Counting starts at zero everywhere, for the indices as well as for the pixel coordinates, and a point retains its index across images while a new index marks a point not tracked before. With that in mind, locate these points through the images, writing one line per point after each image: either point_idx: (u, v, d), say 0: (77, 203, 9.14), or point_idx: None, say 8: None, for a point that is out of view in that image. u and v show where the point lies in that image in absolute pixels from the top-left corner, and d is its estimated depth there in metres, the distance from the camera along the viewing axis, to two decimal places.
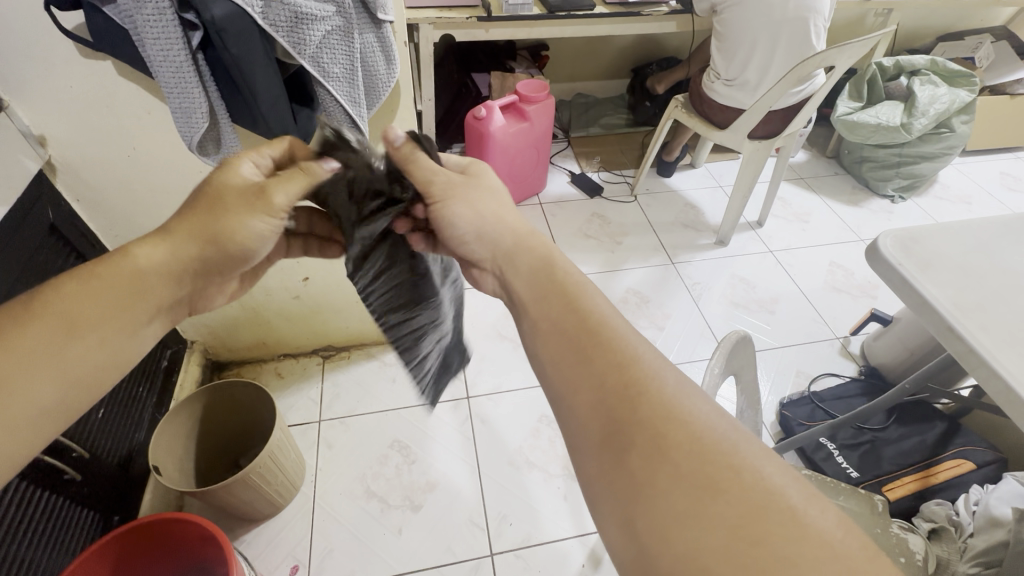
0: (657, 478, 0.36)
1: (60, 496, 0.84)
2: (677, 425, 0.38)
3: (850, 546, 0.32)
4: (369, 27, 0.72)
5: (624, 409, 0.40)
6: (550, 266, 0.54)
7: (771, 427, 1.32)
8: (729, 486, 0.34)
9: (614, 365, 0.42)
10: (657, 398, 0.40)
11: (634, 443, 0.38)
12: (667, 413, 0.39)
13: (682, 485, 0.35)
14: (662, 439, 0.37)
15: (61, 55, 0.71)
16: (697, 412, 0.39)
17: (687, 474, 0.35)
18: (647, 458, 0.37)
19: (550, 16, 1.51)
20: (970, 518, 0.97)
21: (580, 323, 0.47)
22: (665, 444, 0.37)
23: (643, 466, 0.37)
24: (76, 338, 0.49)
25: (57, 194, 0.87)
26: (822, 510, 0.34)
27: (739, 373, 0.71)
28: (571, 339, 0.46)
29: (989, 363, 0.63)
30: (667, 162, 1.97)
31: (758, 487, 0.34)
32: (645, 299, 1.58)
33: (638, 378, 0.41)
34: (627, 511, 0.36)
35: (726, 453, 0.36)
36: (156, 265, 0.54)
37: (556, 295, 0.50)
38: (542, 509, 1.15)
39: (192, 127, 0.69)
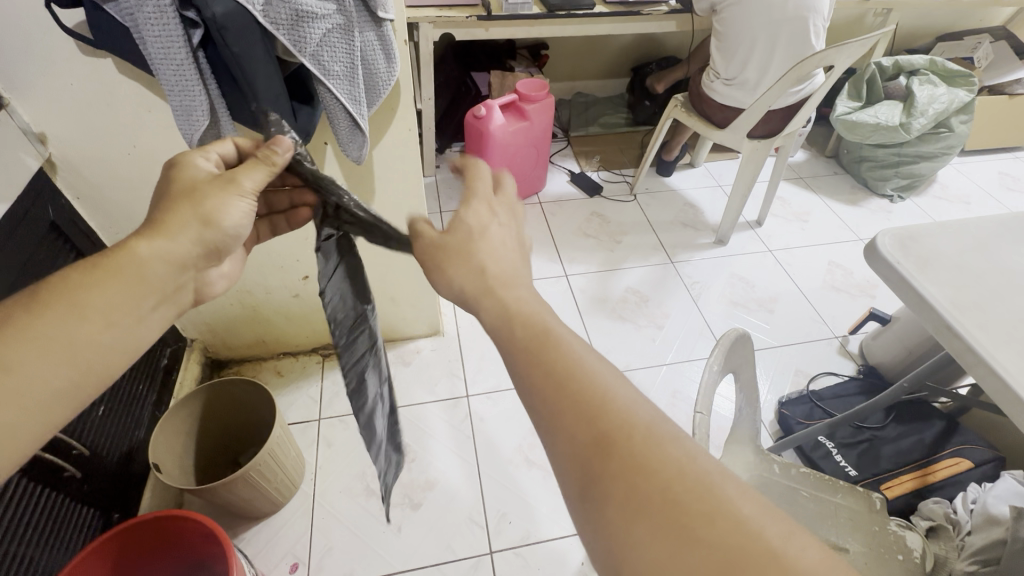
0: (636, 534, 0.35)
1: (60, 493, 0.85)
2: (651, 475, 0.36)
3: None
4: (369, 26, 0.72)
5: (597, 460, 0.37)
6: (499, 292, 0.48)
7: (770, 426, 1.33)
8: (709, 537, 0.33)
9: (583, 411, 0.39)
10: (631, 447, 0.37)
11: (609, 495, 0.36)
12: (642, 461, 0.36)
13: (661, 543, 0.34)
14: (637, 492, 0.35)
15: (62, 53, 0.71)
16: (672, 454, 0.37)
17: (666, 530, 0.34)
18: (624, 512, 0.35)
19: (550, 16, 1.51)
20: (967, 516, 0.97)
21: (543, 361, 0.43)
22: (641, 497, 0.35)
23: (620, 521, 0.35)
24: (81, 325, 0.49)
25: (57, 191, 0.87)
26: (803, 546, 0.33)
27: (737, 370, 0.71)
28: (535, 382, 0.42)
29: (986, 361, 0.63)
30: (667, 161, 1.98)
31: (739, 535, 0.33)
32: (644, 297, 1.58)
33: (609, 423, 0.38)
34: (609, 562, 0.36)
35: (705, 499, 0.35)
36: (156, 255, 0.53)
37: (518, 329, 0.45)
38: (541, 507, 1.15)
39: (193, 125, 0.70)
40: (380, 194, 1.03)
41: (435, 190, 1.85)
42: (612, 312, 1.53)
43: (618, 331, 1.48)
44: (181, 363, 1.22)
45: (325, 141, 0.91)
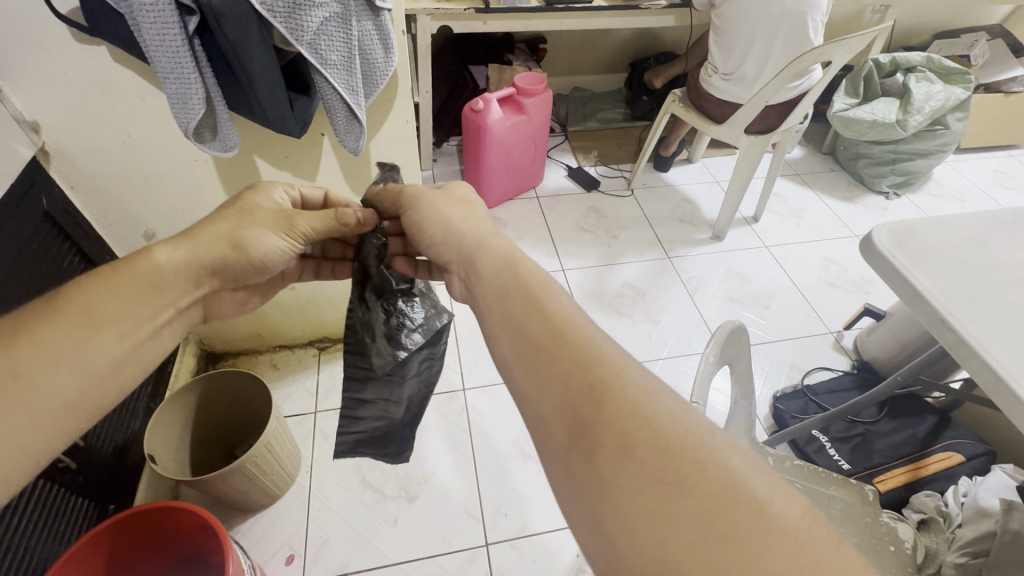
0: (625, 479, 0.34)
1: (55, 484, 0.84)
2: (642, 425, 0.36)
3: (819, 534, 0.32)
4: (367, 15, 0.72)
5: (589, 408, 0.38)
6: (517, 265, 0.52)
7: (764, 420, 1.33)
8: (696, 481, 0.33)
9: (578, 366, 0.41)
10: (622, 397, 0.38)
11: (600, 443, 0.36)
12: (633, 410, 0.37)
13: (648, 484, 0.33)
14: (628, 439, 0.36)
15: (57, 41, 0.70)
16: (663, 407, 0.38)
17: (653, 472, 0.34)
18: (615, 460, 0.35)
19: (549, 8, 1.50)
20: (958, 509, 0.98)
21: (544, 322, 0.45)
22: (631, 444, 0.35)
23: (609, 467, 0.35)
24: (99, 331, 0.51)
25: (50, 181, 0.86)
26: (791, 503, 0.33)
27: (733, 362, 0.71)
28: (536, 342, 0.44)
29: (979, 353, 0.64)
30: (665, 157, 1.97)
31: (726, 482, 0.33)
32: (642, 292, 1.59)
33: (602, 378, 0.39)
34: (597, 510, 0.35)
35: (695, 449, 0.35)
36: (178, 264, 0.57)
37: (522, 294, 0.48)
38: (536, 500, 1.16)
39: (189, 114, 0.69)
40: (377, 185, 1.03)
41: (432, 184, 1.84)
42: (608, 307, 1.53)
43: (614, 325, 1.49)
44: (176, 355, 1.22)
45: (323, 131, 0.91)
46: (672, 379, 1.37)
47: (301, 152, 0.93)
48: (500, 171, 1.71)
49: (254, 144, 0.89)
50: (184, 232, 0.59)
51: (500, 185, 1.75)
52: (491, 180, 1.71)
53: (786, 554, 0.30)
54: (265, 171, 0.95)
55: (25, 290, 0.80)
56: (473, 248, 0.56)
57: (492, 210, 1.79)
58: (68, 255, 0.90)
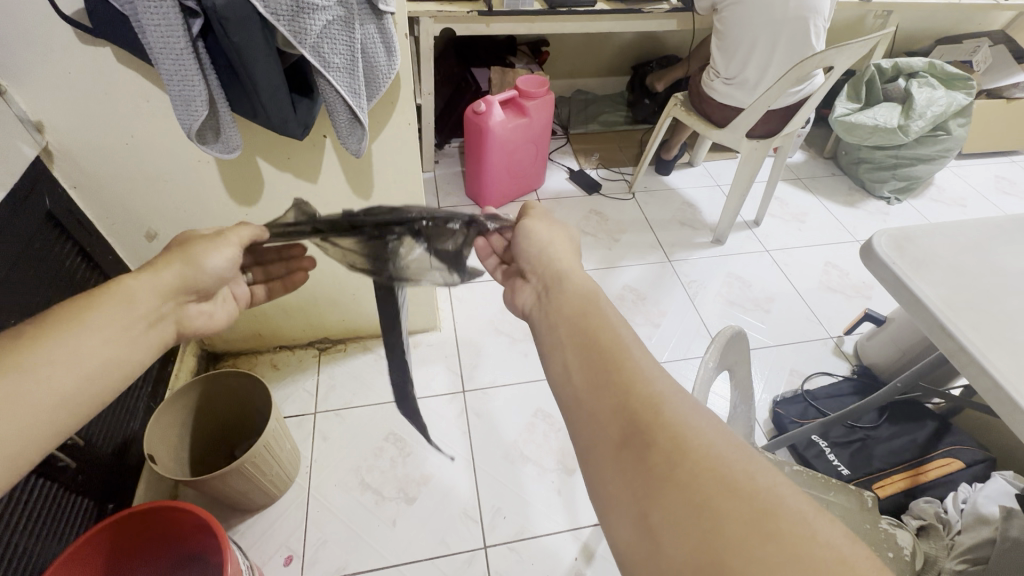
0: (667, 489, 0.36)
1: (55, 483, 0.84)
2: (693, 435, 0.38)
3: (852, 552, 0.32)
4: (370, 19, 0.73)
5: (642, 415, 0.40)
6: (577, 290, 0.55)
7: (763, 424, 1.33)
8: (741, 488, 0.34)
9: (633, 378, 0.43)
10: (675, 410, 0.40)
11: (653, 446, 0.38)
12: (686, 423, 0.39)
13: (696, 485, 0.35)
14: (673, 453, 0.37)
15: (61, 42, 0.71)
16: (712, 424, 0.39)
17: (702, 475, 0.35)
18: (659, 471, 0.37)
19: (551, 11, 1.50)
20: (957, 516, 0.97)
21: (604, 340, 0.48)
22: (682, 450, 0.37)
23: (658, 469, 0.37)
24: (88, 334, 0.51)
25: (53, 180, 0.87)
26: (828, 521, 0.33)
27: (733, 367, 0.71)
28: (594, 356, 0.46)
29: (980, 361, 0.64)
30: (666, 160, 1.97)
31: (768, 492, 0.34)
32: (641, 295, 1.59)
33: (658, 392, 0.42)
34: (637, 517, 0.36)
35: (734, 467, 0.36)
36: (148, 283, 0.57)
37: (582, 314, 0.52)
38: (534, 503, 1.15)
39: (192, 115, 0.69)
40: (379, 187, 1.03)
41: (433, 186, 1.85)
42: None
43: None
44: (176, 354, 1.23)
45: (325, 133, 0.91)
46: None
47: (303, 154, 0.94)
48: (501, 173, 1.70)
49: (256, 145, 0.90)
50: (152, 265, 0.60)
51: (501, 187, 1.75)
52: (493, 183, 1.71)
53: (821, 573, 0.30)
54: (267, 172, 0.95)
55: (27, 290, 0.80)
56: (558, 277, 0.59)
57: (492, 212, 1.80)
58: (69, 254, 0.90)
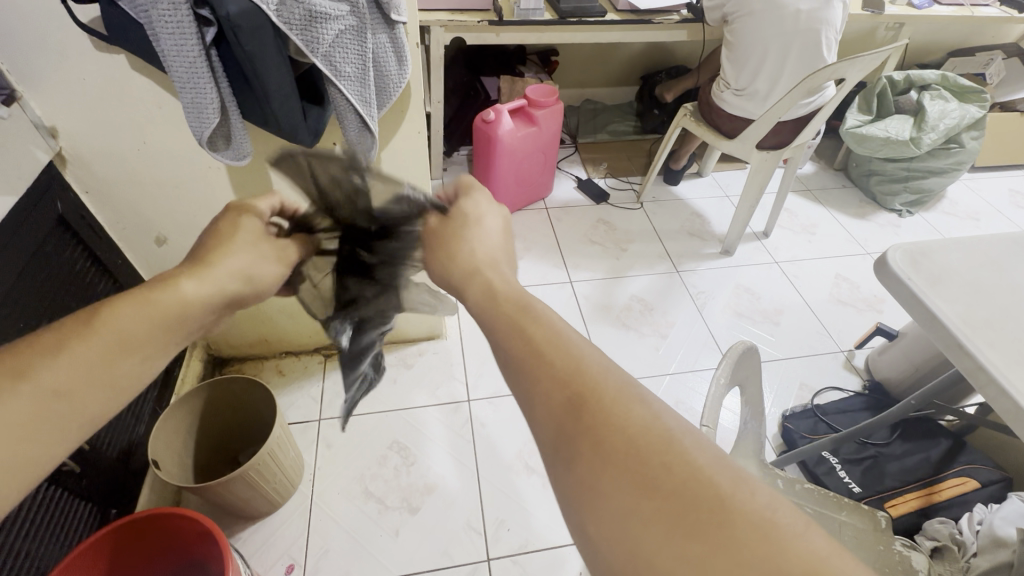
0: (600, 487, 0.34)
1: (59, 488, 0.84)
2: (616, 430, 0.35)
3: (781, 511, 0.31)
4: (382, 29, 0.73)
5: (567, 417, 0.37)
6: (497, 284, 0.50)
7: (773, 439, 1.32)
8: (665, 481, 0.32)
9: (556, 377, 0.40)
10: (598, 404, 0.37)
11: (580, 449, 0.36)
12: (609, 417, 0.36)
13: (622, 485, 0.33)
14: (599, 454, 0.35)
15: (76, 49, 0.72)
16: (639, 410, 0.36)
17: (627, 475, 0.33)
18: (592, 468, 0.34)
19: (561, 21, 1.51)
20: (973, 537, 0.95)
21: (525, 338, 0.43)
22: (606, 449, 0.35)
23: (587, 473, 0.35)
24: (129, 354, 0.49)
25: (66, 185, 0.87)
26: (756, 492, 0.32)
27: (743, 382, 0.70)
28: (518, 357, 0.43)
29: (998, 381, 0.62)
30: (674, 170, 1.97)
31: (693, 478, 0.32)
32: (649, 306, 1.57)
33: (583, 386, 0.38)
34: (580, 515, 0.35)
35: (661, 447, 0.34)
36: (205, 300, 0.54)
37: (507, 308, 0.47)
38: (539, 515, 1.14)
39: (204, 123, 0.70)
40: None
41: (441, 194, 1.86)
42: (616, 320, 1.52)
43: (621, 339, 1.48)
44: (183, 359, 1.23)
45: (334, 142, 0.91)
46: (679, 396, 1.36)
47: None
48: (508, 181, 1.70)
49: (266, 152, 0.90)
50: (207, 266, 0.55)
51: (509, 195, 1.75)
52: (501, 190, 1.71)
53: (749, 555, 0.29)
54: (277, 179, 0.95)
55: (36, 294, 0.80)
56: (469, 274, 0.53)
57: None
58: (79, 258, 0.91)
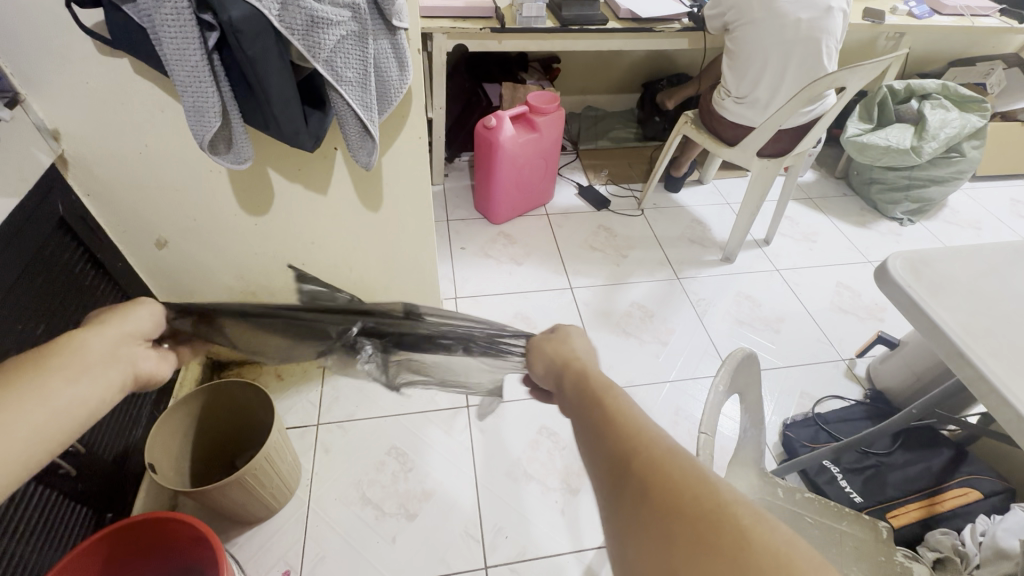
0: (637, 524, 0.35)
1: (55, 491, 0.84)
2: (653, 469, 0.37)
3: (801, 552, 0.31)
4: (384, 34, 0.73)
5: (614, 459, 0.40)
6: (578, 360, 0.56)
7: (773, 448, 1.31)
8: (690, 513, 0.34)
9: (609, 425, 0.43)
10: (644, 447, 0.39)
11: (622, 486, 0.38)
12: (650, 459, 0.38)
13: (653, 518, 0.35)
14: (638, 491, 0.37)
15: (81, 52, 0.72)
16: (679, 456, 0.38)
17: (659, 509, 0.35)
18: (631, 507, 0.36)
19: (563, 29, 1.52)
20: (976, 548, 0.93)
21: (590, 396, 0.48)
22: (644, 486, 0.37)
23: (626, 508, 0.37)
24: (87, 373, 0.50)
25: (67, 187, 0.88)
26: (773, 527, 0.33)
27: (744, 390, 0.70)
28: (582, 411, 0.47)
29: (1000, 391, 0.61)
30: (676, 178, 1.95)
31: (716, 511, 0.34)
32: (650, 313, 1.57)
33: (631, 432, 0.41)
34: (619, 547, 0.36)
35: (691, 485, 0.35)
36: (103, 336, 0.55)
37: (580, 376, 0.52)
38: (537, 522, 1.13)
39: (205, 126, 0.70)
40: (389, 199, 1.03)
41: (442, 200, 1.86)
42: (615, 327, 1.52)
43: (621, 346, 1.47)
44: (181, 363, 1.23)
45: (335, 146, 0.91)
46: (679, 404, 1.35)
47: (314, 165, 0.94)
48: (510, 188, 1.71)
49: (268, 156, 0.91)
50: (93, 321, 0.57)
51: (510, 202, 1.75)
52: (502, 197, 1.72)
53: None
54: (278, 183, 0.96)
55: (34, 295, 0.80)
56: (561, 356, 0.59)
57: (500, 226, 1.80)
58: (80, 260, 0.91)
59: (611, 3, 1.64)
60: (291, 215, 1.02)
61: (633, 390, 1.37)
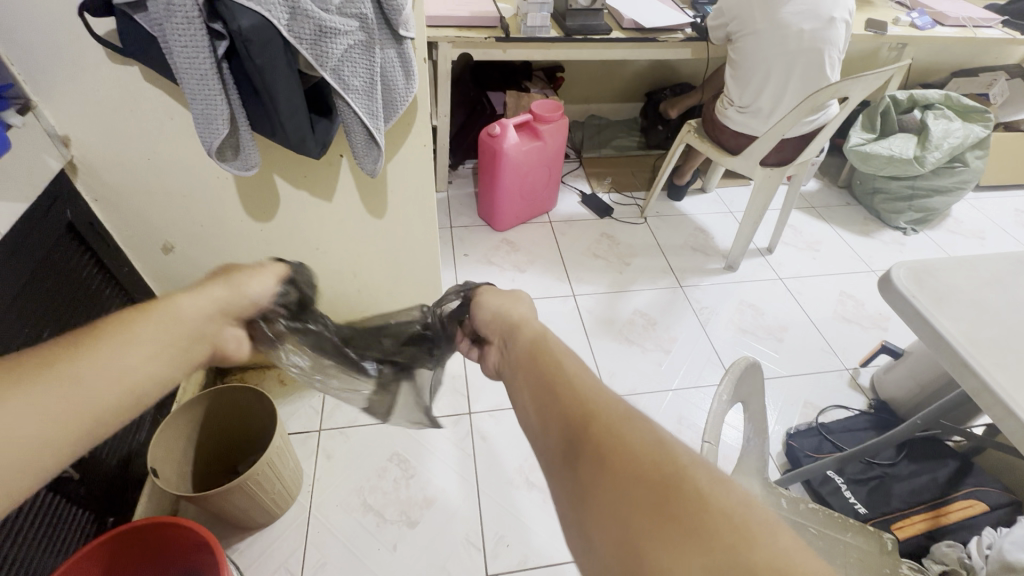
0: (594, 492, 0.36)
1: (57, 495, 0.84)
2: (618, 440, 0.38)
3: (755, 514, 0.33)
4: (390, 44, 0.74)
5: (578, 430, 0.41)
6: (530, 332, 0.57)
7: (777, 457, 1.30)
8: (655, 479, 0.35)
9: (571, 400, 0.44)
10: (607, 420, 0.40)
11: (585, 456, 0.39)
12: (614, 431, 0.39)
13: (618, 486, 0.35)
14: (602, 461, 0.37)
15: (92, 60, 0.73)
16: (640, 427, 0.39)
17: (623, 478, 0.36)
18: (589, 476, 0.38)
19: (567, 38, 1.53)
20: (982, 562, 0.92)
21: (551, 372, 0.49)
22: (609, 457, 0.37)
23: (591, 477, 0.37)
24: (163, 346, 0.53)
25: (76, 193, 0.88)
26: (732, 491, 0.34)
27: (746, 399, 0.70)
28: (543, 385, 0.48)
29: (1004, 402, 0.61)
30: (678, 186, 1.97)
31: (677, 476, 0.35)
32: (652, 320, 1.57)
33: (594, 406, 0.42)
34: (579, 514, 0.37)
35: (646, 454, 0.37)
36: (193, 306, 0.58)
37: (536, 351, 0.53)
38: (539, 531, 1.13)
39: (213, 133, 0.71)
40: (393, 206, 1.04)
41: (446, 207, 1.87)
42: (618, 335, 1.52)
43: (623, 354, 1.47)
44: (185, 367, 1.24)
45: (341, 153, 0.92)
46: (682, 412, 1.34)
47: (319, 172, 0.95)
48: (513, 195, 1.72)
49: (274, 163, 0.91)
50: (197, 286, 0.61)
51: (513, 209, 1.76)
52: (505, 204, 1.73)
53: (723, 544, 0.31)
54: (284, 190, 0.97)
55: (41, 299, 0.81)
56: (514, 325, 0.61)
57: (503, 233, 1.80)
58: (87, 265, 0.92)
59: (615, 13, 1.65)
60: (296, 222, 1.03)
61: (635, 399, 1.37)
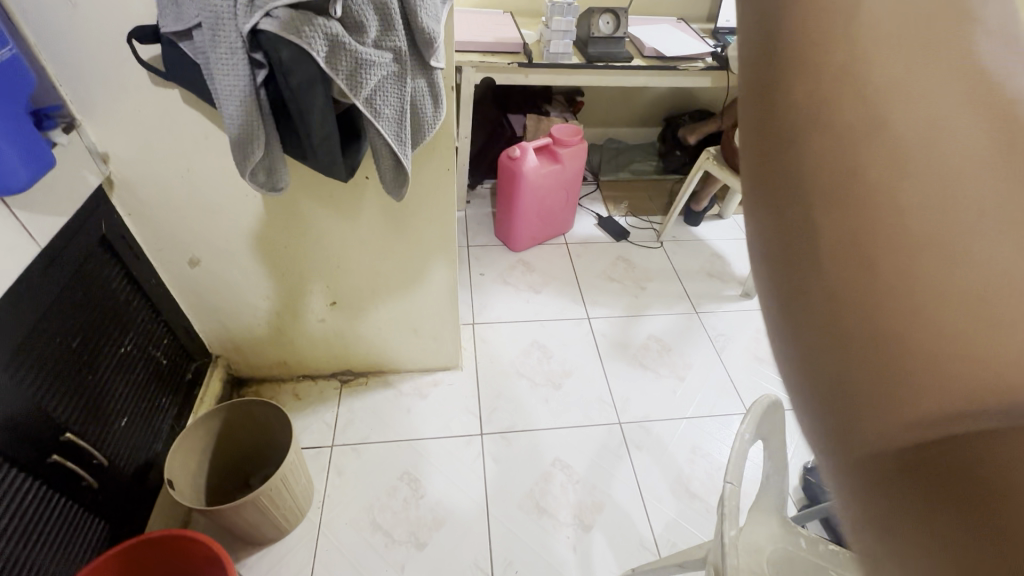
0: (906, 292, 0.16)
1: (76, 502, 0.86)
2: (931, 189, 0.17)
3: None
4: (421, 74, 0.77)
5: (839, 143, 0.18)
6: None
7: (795, 493, 1.28)
8: (1023, 276, 0.15)
9: (851, 110, 0.19)
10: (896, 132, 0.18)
11: (837, 197, 0.18)
12: (942, 195, 0.17)
13: (943, 291, 0.16)
14: (941, 225, 0.16)
15: (135, 83, 0.77)
16: (984, 150, 0.17)
17: (963, 277, 0.16)
18: (879, 260, 0.17)
19: (589, 65, 1.56)
20: None
21: (837, 98, 0.19)
22: (960, 242, 0.16)
23: (899, 289, 0.16)
24: None
25: (110, 208, 0.91)
26: None
27: (767, 437, 0.69)
28: (779, 109, 0.20)
29: None
30: (695, 212, 1.97)
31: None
32: (667, 346, 1.56)
33: (932, 153, 0.17)
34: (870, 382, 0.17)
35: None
36: None
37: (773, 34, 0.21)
38: (548, 558, 1.11)
39: (247, 156, 0.73)
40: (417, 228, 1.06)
41: (464, 226, 1.90)
42: (632, 358, 1.51)
43: (637, 378, 1.46)
44: (203, 379, 1.25)
45: (367, 175, 0.94)
46: (695, 440, 1.33)
47: (346, 193, 0.97)
48: (530, 217, 1.73)
49: (302, 183, 0.94)
50: None
51: (532, 230, 1.78)
52: (523, 226, 1.74)
53: None
54: (310, 210, 0.99)
55: (74, 309, 0.84)
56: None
57: (519, 253, 1.81)
58: (116, 277, 0.94)
59: (636, 41, 1.68)
60: (320, 240, 1.05)
61: (648, 426, 1.35)
